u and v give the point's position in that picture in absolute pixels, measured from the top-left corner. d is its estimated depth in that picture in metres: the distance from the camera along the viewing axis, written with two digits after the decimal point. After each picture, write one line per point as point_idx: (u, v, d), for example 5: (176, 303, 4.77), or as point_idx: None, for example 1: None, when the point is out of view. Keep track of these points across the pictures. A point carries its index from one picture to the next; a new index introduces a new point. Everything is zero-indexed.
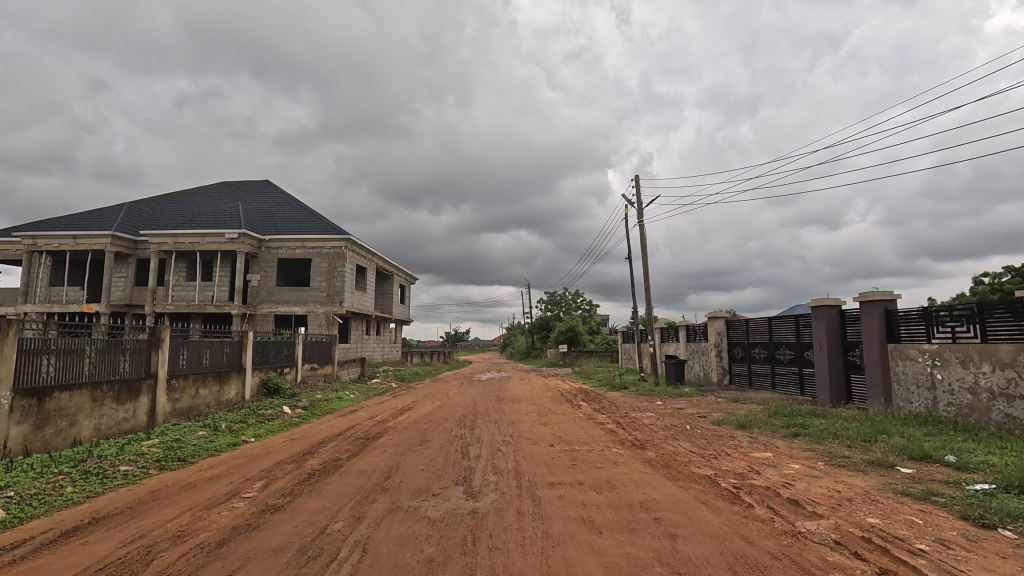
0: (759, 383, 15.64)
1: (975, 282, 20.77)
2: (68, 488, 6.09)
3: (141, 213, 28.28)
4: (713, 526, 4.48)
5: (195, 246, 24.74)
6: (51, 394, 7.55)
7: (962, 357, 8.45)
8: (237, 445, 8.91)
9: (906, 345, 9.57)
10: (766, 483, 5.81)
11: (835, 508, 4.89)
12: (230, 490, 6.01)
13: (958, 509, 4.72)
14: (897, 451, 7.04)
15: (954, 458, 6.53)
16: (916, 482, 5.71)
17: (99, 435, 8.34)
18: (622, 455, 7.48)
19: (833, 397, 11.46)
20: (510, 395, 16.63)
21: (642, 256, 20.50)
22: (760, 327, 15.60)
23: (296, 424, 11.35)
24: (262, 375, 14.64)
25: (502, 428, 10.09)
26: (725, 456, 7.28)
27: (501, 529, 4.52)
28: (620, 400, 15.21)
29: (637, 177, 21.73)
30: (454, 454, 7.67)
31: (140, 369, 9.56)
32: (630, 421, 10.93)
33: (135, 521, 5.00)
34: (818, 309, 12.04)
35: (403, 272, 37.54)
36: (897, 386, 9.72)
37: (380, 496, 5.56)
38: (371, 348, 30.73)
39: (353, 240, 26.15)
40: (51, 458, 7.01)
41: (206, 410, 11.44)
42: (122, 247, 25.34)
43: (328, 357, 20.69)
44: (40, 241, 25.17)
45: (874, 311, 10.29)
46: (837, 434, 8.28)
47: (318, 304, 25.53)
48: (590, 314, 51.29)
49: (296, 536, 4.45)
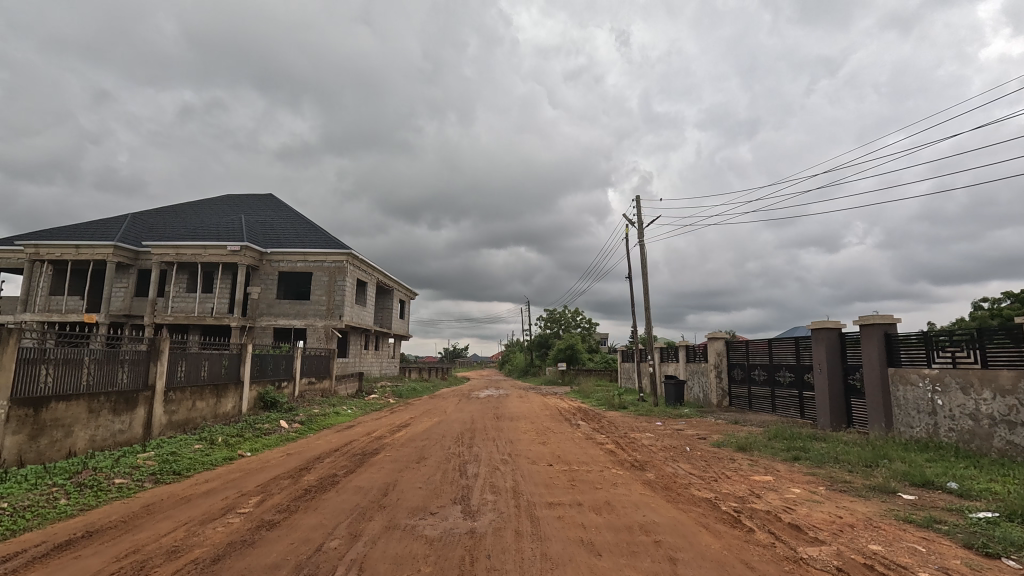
0: (759, 405, 15.56)
1: (974, 307, 20.84)
2: (62, 500, 6.02)
3: (144, 224, 28.39)
4: (713, 551, 4.43)
5: (197, 257, 24.82)
6: (48, 404, 7.51)
7: (962, 382, 8.45)
8: (233, 459, 8.83)
9: (906, 369, 9.57)
10: (767, 507, 5.76)
11: (837, 534, 4.84)
12: (224, 506, 5.92)
13: (962, 537, 4.67)
14: (898, 477, 6.98)
15: (955, 484, 6.48)
16: (918, 509, 5.66)
17: (94, 446, 8.27)
18: (621, 476, 7.42)
19: (834, 420, 11.39)
20: (508, 413, 16.61)
21: (642, 276, 20.57)
22: (760, 348, 15.59)
23: (293, 438, 11.31)
24: (260, 389, 14.55)
25: (501, 446, 10.03)
26: (725, 479, 7.23)
27: (500, 549, 4.46)
28: (619, 420, 15.07)
29: (637, 197, 21.97)
30: (452, 472, 7.62)
31: (138, 380, 9.51)
32: (629, 441, 10.87)
33: (128, 536, 4.92)
34: (819, 331, 12.05)
35: (403, 287, 37.75)
36: (898, 412, 9.69)
37: (377, 514, 5.50)
38: (369, 363, 30.63)
39: (354, 254, 26.27)
40: (45, 469, 6.94)
41: (203, 422, 11.38)
42: (123, 257, 25.38)
43: (326, 371, 20.56)
44: (42, 250, 25.25)
45: (874, 334, 10.28)
46: (837, 458, 8.21)
47: (318, 317, 25.51)
48: (590, 332, 51.31)
49: (292, 554, 4.39)
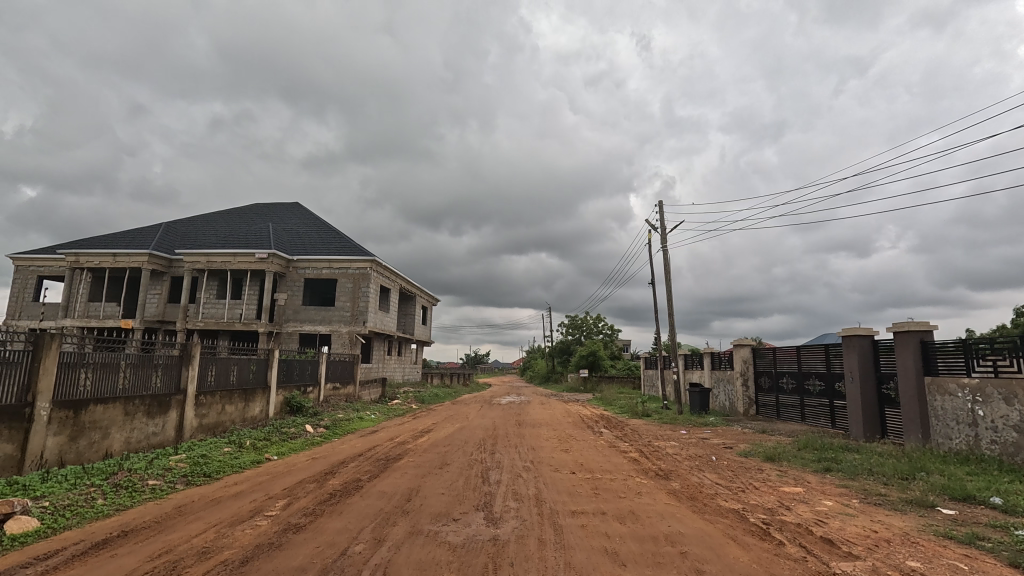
0: (787, 415, 15.18)
1: (1016, 315, 20.02)
2: (99, 500, 6.22)
3: (177, 232, 29.32)
4: (742, 563, 4.33)
5: (227, 265, 25.53)
6: (87, 407, 7.80)
7: (1005, 393, 8.10)
8: (261, 463, 9.02)
9: (944, 378, 9.22)
10: (798, 520, 5.61)
11: (872, 549, 4.67)
12: (253, 508, 6.05)
13: (1007, 555, 4.46)
14: (937, 490, 6.71)
15: (999, 500, 6.19)
16: (959, 525, 5.42)
17: (129, 448, 8.54)
18: (645, 484, 7.33)
19: (867, 430, 11.02)
20: (529, 419, 16.57)
21: (665, 282, 20.35)
22: (788, 355, 15.21)
23: (318, 442, 11.52)
24: (287, 394, 14.86)
25: (523, 453, 9.98)
26: (753, 490, 7.04)
27: (523, 557, 4.45)
28: (643, 428, 14.85)
29: (660, 203, 21.76)
30: (475, 478, 7.63)
31: (171, 384, 9.81)
32: (653, 449, 10.72)
33: (162, 536, 5.07)
34: (850, 338, 11.69)
35: (425, 294, 38.11)
36: (935, 422, 9.32)
37: (401, 519, 5.55)
38: (393, 368, 30.96)
39: (377, 261, 26.63)
40: (84, 469, 7.19)
41: (232, 426, 11.63)
42: (157, 265, 26.26)
43: (351, 377, 20.86)
44: (82, 258, 26.30)
45: (909, 342, 9.92)
46: (871, 470, 7.94)
47: (342, 323, 25.93)
48: (612, 339, 50.90)
49: (318, 558, 4.44)
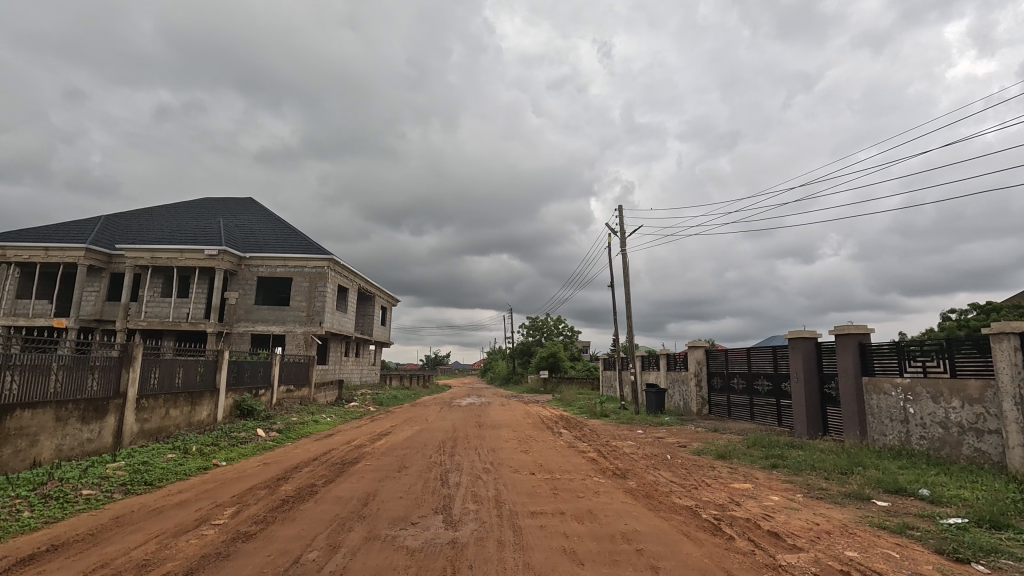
0: (738, 413, 15.79)
1: (942, 318, 21.62)
2: (24, 513, 5.78)
3: (118, 226, 27.65)
4: (694, 559, 4.46)
5: (173, 261, 24.28)
6: (12, 412, 7.23)
7: (933, 391, 8.71)
8: (208, 469, 8.61)
9: (879, 378, 9.83)
10: (746, 515, 5.83)
11: (814, 541, 4.92)
12: (198, 518, 5.75)
13: (933, 543, 4.78)
14: (872, 484, 7.13)
15: (927, 491, 6.65)
16: (892, 515, 5.80)
17: (61, 456, 7.98)
18: (603, 484, 7.45)
19: (810, 428, 11.61)
20: (490, 421, 16.55)
21: (624, 285, 20.74)
22: (739, 356, 15.84)
23: (271, 447, 11.13)
24: (237, 397, 14.24)
25: (483, 454, 9.94)
26: (705, 487, 7.29)
27: (482, 559, 4.43)
28: (601, 428, 15.09)
29: (620, 208, 22.13)
30: (433, 482, 7.52)
31: (108, 388, 9.23)
32: (611, 449, 10.91)
33: (97, 549, 4.77)
34: (797, 341, 12.28)
35: (384, 294, 37.40)
36: (871, 420, 9.92)
37: (357, 524, 5.41)
38: (350, 370, 30.21)
39: (335, 260, 25.97)
40: (8, 479, 6.67)
41: (176, 431, 11.06)
42: (95, 260, 24.68)
43: (305, 379, 20.21)
44: (8, 252, 24.40)
45: (849, 344, 10.51)
46: (814, 466, 8.35)
47: (297, 323, 25.12)
48: (572, 340, 51.57)
49: (269, 566, 4.29)
